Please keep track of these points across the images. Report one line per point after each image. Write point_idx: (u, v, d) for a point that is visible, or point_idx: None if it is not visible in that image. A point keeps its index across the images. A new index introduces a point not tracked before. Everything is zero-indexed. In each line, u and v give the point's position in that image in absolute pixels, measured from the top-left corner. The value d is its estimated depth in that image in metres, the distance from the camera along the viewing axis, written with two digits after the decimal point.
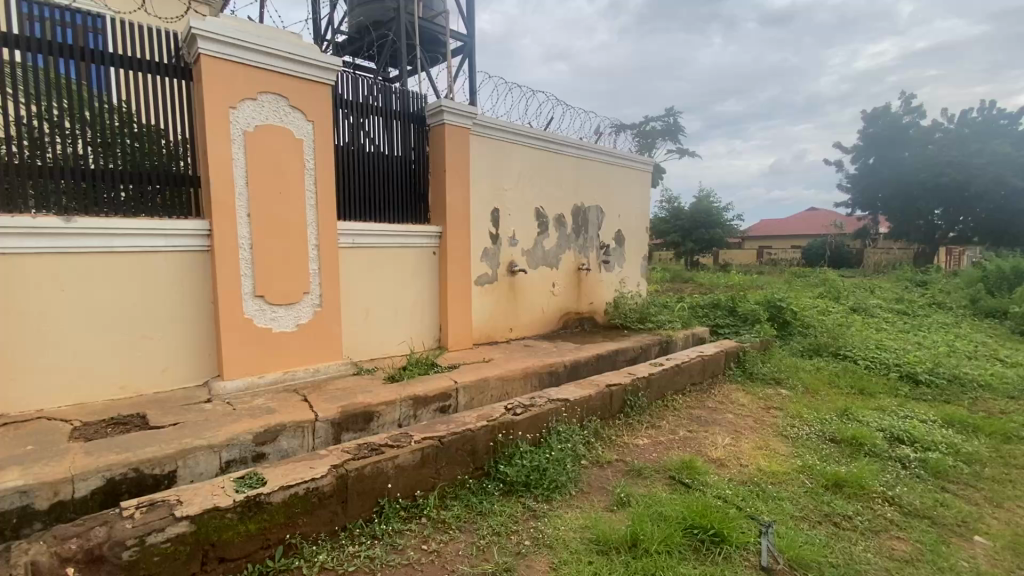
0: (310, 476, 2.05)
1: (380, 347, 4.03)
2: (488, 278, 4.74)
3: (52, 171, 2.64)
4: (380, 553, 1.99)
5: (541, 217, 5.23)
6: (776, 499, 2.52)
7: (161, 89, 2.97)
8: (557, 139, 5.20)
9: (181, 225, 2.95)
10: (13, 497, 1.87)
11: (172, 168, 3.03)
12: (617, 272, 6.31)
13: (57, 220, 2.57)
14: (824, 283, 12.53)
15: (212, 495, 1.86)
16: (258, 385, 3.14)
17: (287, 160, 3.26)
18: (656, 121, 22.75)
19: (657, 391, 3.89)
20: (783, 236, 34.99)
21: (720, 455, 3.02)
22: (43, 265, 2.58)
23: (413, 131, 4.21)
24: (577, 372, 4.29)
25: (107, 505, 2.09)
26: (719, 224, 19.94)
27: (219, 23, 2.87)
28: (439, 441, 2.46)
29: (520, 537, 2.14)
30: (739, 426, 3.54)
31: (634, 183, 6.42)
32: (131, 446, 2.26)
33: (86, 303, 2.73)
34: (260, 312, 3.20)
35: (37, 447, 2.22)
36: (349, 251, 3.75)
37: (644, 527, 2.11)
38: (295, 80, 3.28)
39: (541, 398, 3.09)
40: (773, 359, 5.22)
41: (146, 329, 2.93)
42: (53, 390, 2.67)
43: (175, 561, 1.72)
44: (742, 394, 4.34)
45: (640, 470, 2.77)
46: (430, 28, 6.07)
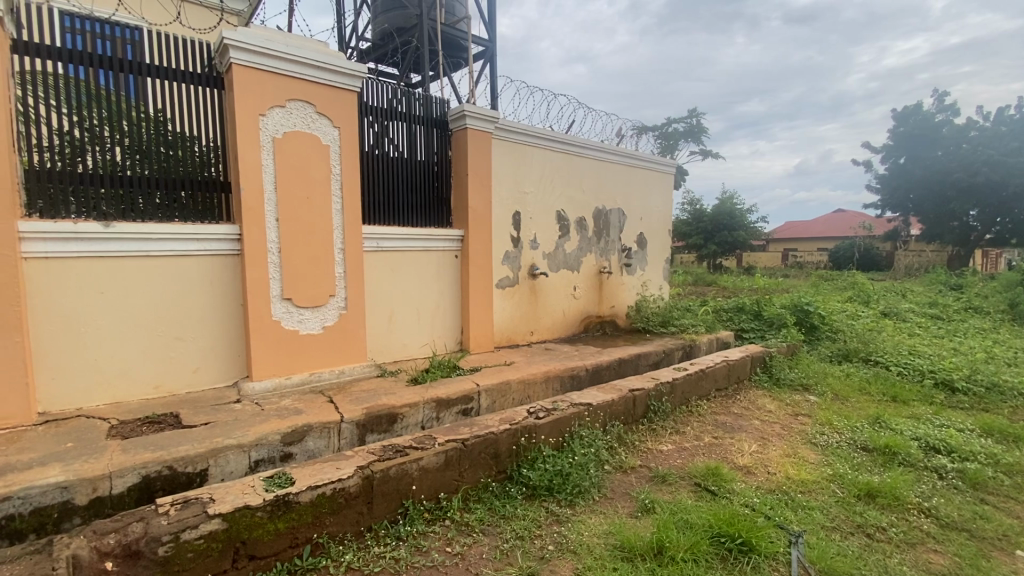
0: (337, 476, 2.08)
1: (402, 349, 4.08)
2: (509, 281, 4.74)
3: (91, 178, 2.74)
4: (405, 555, 2.01)
5: (561, 219, 5.22)
6: (806, 508, 2.46)
7: (194, 98, 3.05)
8: (578, 142, 5.19)
9: (213, 230, 3.03)
10: (55, 492, 1.96)
11: (203, 174, 3.11)
12: (639, 275, 6.25)
13: (96, 225, 2.67)
14: (854, 286, 12.19)
15: (242, 494, 1.90)
16: (286, 385, 3.21)
17: (314, 166, 3.32)
18: (678, 121, 22.46)
19: (681, 396, 3.83)
20: (809, 238, 34.21)
21: (746, 463, 2.96)
22: (83, 269, 2.69)
23: (436, 136, 4.25)
24: (599, 376, 4.26)
25: (142, 502, 2.16)
26: (742, 226, 19.67)
27: (250, 33, 2.95)
28: (462, 443, 2.47)
29: (543, 542, 2.13)
30: (765, 433, 3.46)
31: (656, 185, 6.34)
32: (166, 444, 2.33)
33: (123, 305, 2.83)
34: (287, 314, 3.26)
35: (76, 444, 2.30)
36: (373, 254, 3.81)
37: (670, 533, 2.08)
38: (322, 87, 3.35)
39: (564, 403, 3.07)
40: (801, 365, 5.09)
41: (179, 331, 3.02)
42: (92, 389, 2.77)
43: (208, 558, 1.77)
44: (769, 400, 4.25)
45: (665, 476, 2.73)
46: (452, 33, 6.13)
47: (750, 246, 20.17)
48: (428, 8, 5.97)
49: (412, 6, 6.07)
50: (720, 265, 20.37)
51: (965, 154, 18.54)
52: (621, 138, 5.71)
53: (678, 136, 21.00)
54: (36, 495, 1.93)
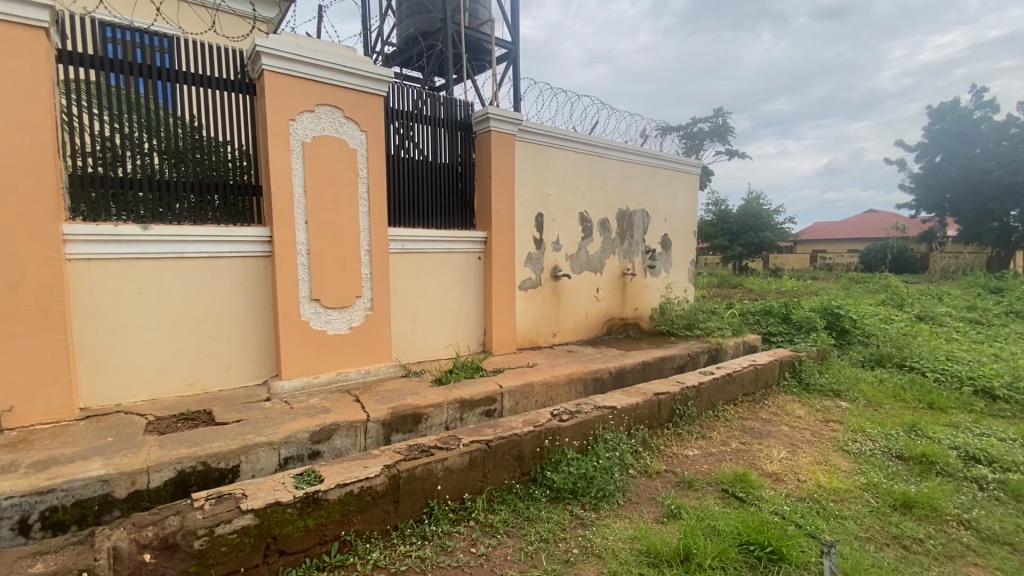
0: (364, 475, 2.11)
1: (426, 350, 4.11)
2: (532, 282, 4.74)
3: (130, 183, 2.85)
4: (431, 554, 2.03)
5: (585, 221, 5.19)
6: (839, 518, 2.39)
7: (227, 104, 3.14)
8: (602, 143, 5.16)
9: (245, 232, 3.11)
10: (96, 485, 2.04)
11: (235, 178, 3.20)
12: (663, 277, 6.18)
13: (135, 227, 2.78)
14: (887, 289, 11.80)
15: (274, 491, 1.95)
16: (314, 384, 3.27)
17: (341, 169, 3.38)
18: (704, 121, 22.11)
19: (707, 401, 3.77)
20: (840, 240, 33.29)
21: (776, 469, 2.90)
22: (123, 270, 2.80)
23: (459, 138, 4.28)
24: (623, 380, 4.22)
25: (177, 496, 2.23)
26: (769, 228, 19.30)
27: (281, 40, 3.03)
28: (487, 445, 2.48)
29: (568, 545, 2.12)
30: (795, 440, 3.39)
31: (681, 186, 6.26)
32: (199, 440, 2.40)
33: (159, 305, 2.93)
34: (316, 315, 3.32)
35: (116, 439, 2.39)
36: (398, 255, 3.86)
37: (697, 539, 2.05)
38: (349, 92, 3.40)
39: (588, 405, 3.05)
40: (832, 369, 4.96)
41: (212, 330, 3.10)
42: (130, 386, 2.88)
43: (240, 552, 1.81)
44: (798, 405, 4.15)
45: (691, 481, 2.70)
46: (475, 36, 6.17)
47: (778, 247, 19.74)
48: (452, 12, 6.03)
49: (436, 10, 6.14)
50: (746, 267, 20.02)
51: (1006, 151, 17.78)
52: (645, 138, 5.66)
53: (703, 136, 20.68)
54: (79, 488, 2.02)
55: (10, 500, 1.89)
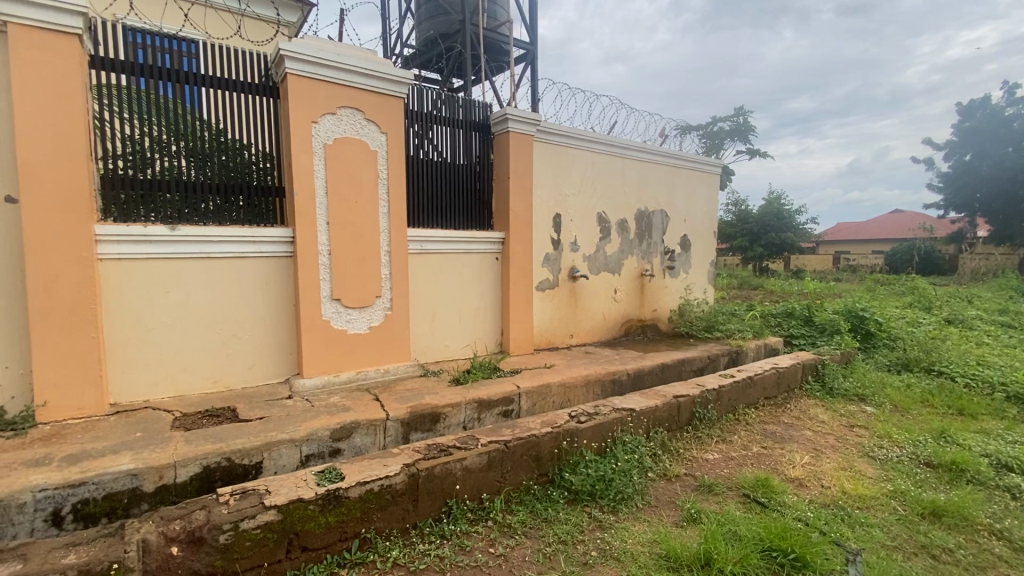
0: (384, 473, 2.13)
1: (444, 350, 4.14)
2: (549, 283, 4.73)
3: (158, 184, 2.92)
4: (450, 553, 2.04)
5: (603, 222, 5.16)
6: (864, 526, 2.33)
7: (251, 107, 3.20)
8: (620, 143, 5.13)
9: (268, 233, 3.17)
10: (125, 478, 2.10)
11: (259, 180, 3.26)
12: (682, 278, 6.11)
13: (163, 227, 2.85)
14: (914, 291, 11.50)
15: (296, 488, 1.98)
16: (334, 383, 3.32)
17: (362, 170, 3.42)
18: (724, 121, 21.82)
19: (728, 404, 3.72)
20: (864, 240, 32.54)
21: (798, 475, 2.84)
22: (151, 269, 2.87)
23: (477, 139, 4.30)
24: (641, 382, 4.19)
25: (203, 491, 2.28)
26: (791, 228, 18.97)
27: (304, 44, 3.08)
28: (505, 445, 2.49)
29: (587, 547, 2.12)
30: (818, 445, 3.32)
31: (701, 185, 6.19)
32: (224, 437, 2.45)
33: (185, 304, 3.00)
34: (336, 314, 3.37)
35: (144, 434, 2.46)
36: (417, 256, 3.89)
37: (718, 544, 2.02)
38: (369, 95, 3.44)
39: (606, 407, 3.04)
40: (857, 373, 4.85)
41: (236, 329, 3.16)
42: (157, 382, 2.95)
43: (264, 547, 1.84)
44: (822, 410, 4.07)
45: (711, 485, 2.66)
46: (494, 37, 6.19)
47: (800, 248, 19.39)
48: (471, 14, 6.05)
49: (455, 12, 6.18)
50: (767, 267, 19.71)
51: None
52: (664, 138, 5.60)
53: (723, 136, 20.40)
54: (109, 481, 2.08)
55: (44, 492, 1.96)
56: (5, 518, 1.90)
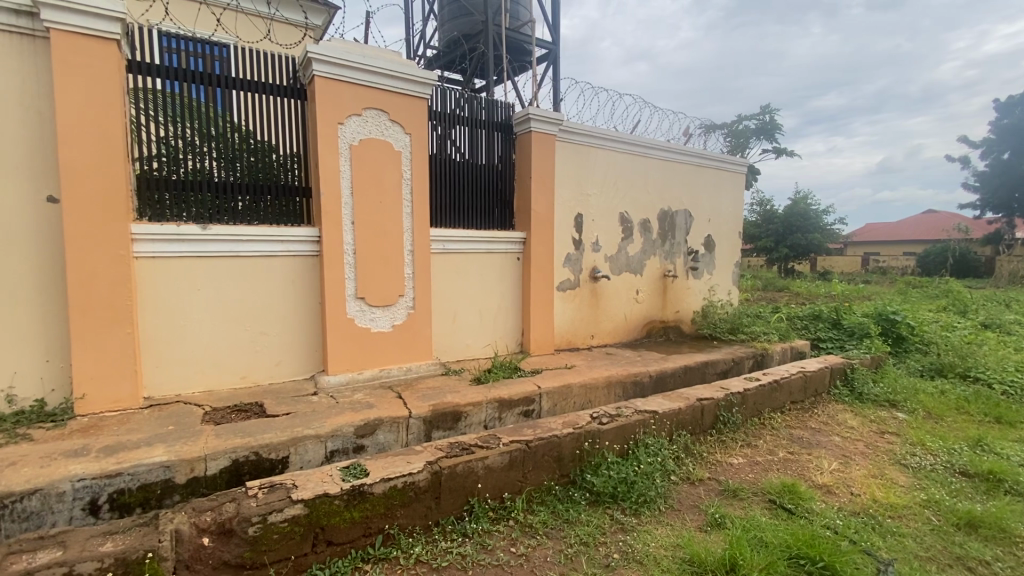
0: (408, 470, 2.15)
1: (465, 349, 4.16)
2: (571, 283, 4.71)
3: (190, 185, 3.01)
4: (471, 552, 2.05)
5: (625, 222, 5.12)
6: (896, 535, 2.27)
7: (279, 109, 3.26)
8: (643, 143, 5.08)
9: (295, 232, 3.23)
10: (158, 470, 2.17)
11: (285, 180, 3.32)
12: (706, 279, 6.02)
13: (195, 227, 2.93)
14: (949, 294, 11.12)
15: (322, 483, 2.01)
16: (358, 380, 3.36)
17: (386, 170, 3.46)
18: (749, 120, 21.42)
19: (753, 408, 3.65)
20: (896, 241, 31.55)
21: (827, 481, 2.77)
22: (184, 268, 2.96)
23: (499, 139, 4.31)
24: (663, 384, 4.14)
25: (231, 484, 2.34)
26: (818, 228, 18.56)
27: (331, 47, 3.13)
28: (527, 445, 2.49)
29: (609, 549, 2.10)
30: (847, 451, 3.24)
31: (726, 185, 6.08)
32: (252, 431, 2.50)
33: (216, 301, 3.08)
34: (361, 313, 3.42)
35: (176, 427, 2.53)
36: (439, 255, 3.92)
37: (744, 550, 1.99)
38: (394, 95, 3.48)
39: (628, 409, 3.01)
40: (888, 378, 4.70)
41: (263, 326, 3.23)
42: (188, 378, 3.03)
43: (291, 540, 1.88)
44: (851, 415, 3.96)
45: (736, 490, 2.62)
46: (516, 38, 6.19)
47: (827, 249, 18.92)
48: (494, 14, 6.07)
49: (478, 13, 6.20)
50: (793, 268, 19.29)
51: None
52: (688, 137, 5.52)
53: (749, 134, 20.02)
54: (143, 472, 2.15)
55: (82, 482, 2.04)
56: (45, 505, 1.98)
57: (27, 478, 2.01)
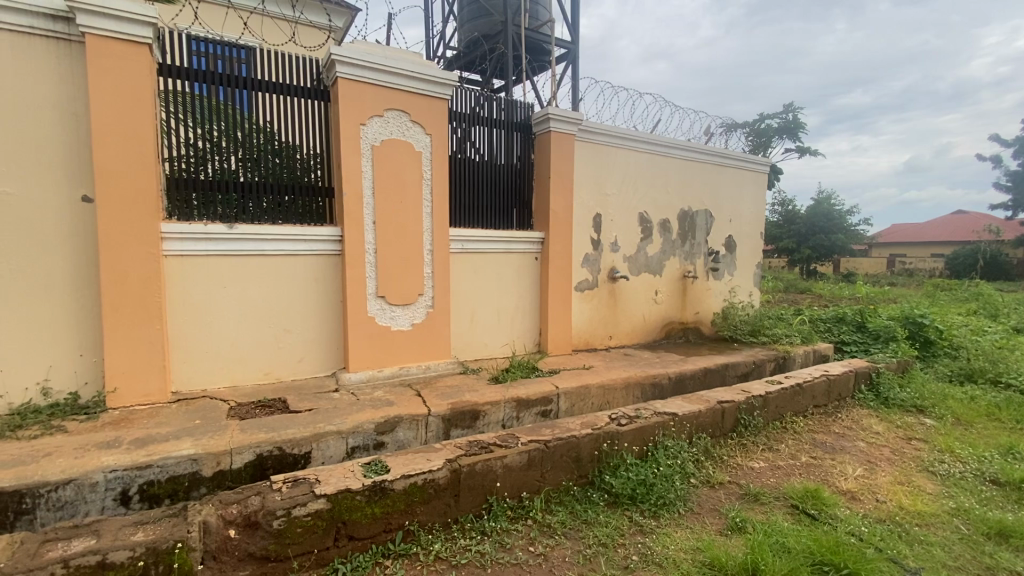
0: (428, 468, 2.17)
1: (483, 349, 4.18)
2: (589, 284, 4.70)
3: (216, 185, 3.08)
4: (490, 550, 2.06)
5: (644, 222, 5.08)
6: (924, 544, 2.22)
7: (302, 110, 3.31)
8: (663, 142, 5.03)
9: (318, 232, 3.28)
10: (186, 463, 2.22)
11: (308, 180, 3.37)
12: (726, 280, 5.95)
13: (222, 226, 2.99)
14: (980, 297, 10.80)
15: (344, 478, 2.05)
16: (378, 377, 3.41)
17: (407, 171, 3.49)
18: (772, 119, 21.04)
19: (775, 412, 3.60)
20: (924, 242, 30.70)
21: (851, 488, 2.72)
22: (211, 266, 3.03)
23: (518, 139, 4.31)
24: (682, 386, 4.11)
25: (255, 478, 2.39)
26: (841, 229, 18.22)
27: (354, 48, 3.17)
28: (545, 445, 2.49)
29: (627, 551, 2.10)
30: (872, 457, 3.17)
31: (748, 185, 6.00)
32: (276, 426, 2.55)
33: (241, 299, 3.14)
34: (381, 311, 3.46)
35: (203, 422, 2.59)
36: (458, 255, 3.95)
37: (766, 555, 1.96)
38: (415, 96, 3.51)
39: (647, 411, 2.99)
40: (915, 383, 4.58)
41: (287, 324, 3.29)
42: (214, 373, 3.10)
43: (315, 534, 1.91)
44: (876, 421, 3.87)
45: (757, 495, 2.58)
46: (535, 37, 6.19)
47: (851, 250, 18.53)
48: (513, 14, 6.08)
49: (497, 13, 6.22)
50: (815, 270, 18.91)
51: None
52: (709, 137, 5.46)
53: (772, 133, 19.67)
54: (172, 465, 2.21)
55: (114, 473, 2.11)
56: (79, 495, 2.05)
57: (62, 468, 2.08)
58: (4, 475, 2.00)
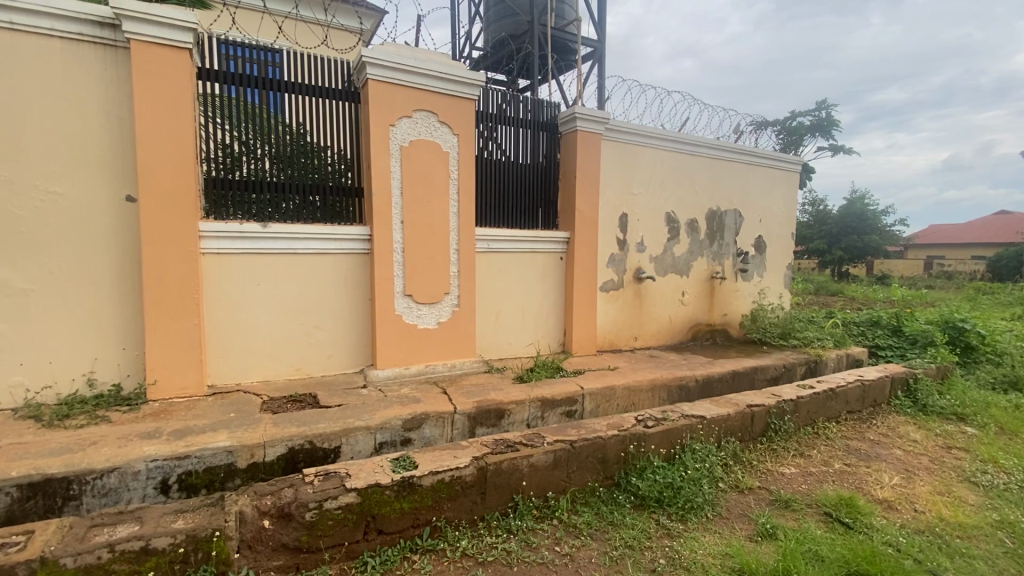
0: (455, 465, 2.20)
1: (508, 348, 4.19)
2: (614, 284, 4.66)
3: (250, 185, 3.16)
4: (517, 548, 2.07)
5: (671, 222, 5.02)
6: (965, 556, 2.14)
7: (333, 111, 3.37)
8: (691, 141, 4.96)
9: (349, 231, 3.35)
10: (222, 454, 2.30)
11: (339, 180, 3.44)
12: (755, 281, 5.83)
13: (256, 225, 3.08)
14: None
15: (374, 473, 2.08)
16: (405, 375, 3.46)
17: (434, 171, 3.53)
18: (804, 116, 20.45)
19: (807, 417, 3.51)
20: (964, 244, 29.47)
21: (887, 496, 2.64)
22: (245, 264, 3.12)
23: (544, 139, 4.31)
24: (709, 389, 4.04)
25: (287, 471, 2.45)
26: (875, 230, 17.65)
27: (384, 50, 3.22)
28: (571, 445, 2.49)
29: (655, 554, 2.08)
30: (909, 466, 3.06)
31: (779, 184, 5.86)
32: (307, 421, 2.61)
33: (274, 296, 3.22)
34: (408, 309, 3.51)
35: (237, 415, 2.67)
36: (484, 254, 3.98)
37: (798, 563, 1.92)
38: (443, 97, 3.54)
39: (674, 413, 2.95)
40: (955, 390, 4.41)
41: (317, 321, 3.36)
42: (248, 368, 3.19)
43: (345, 527, 1.95)
44: (913, 428, 3.74)
45: (788, 501, 2.53)
46: (561, 36, 6.18)
47: (886, 251, 17.91)
48: (540, 14, 6.09)
49: (523, 13, 6.24)
50: (847, 272, 18.33)
51: None
52: (739, 135, 5.36)
53: (803, 130, 19.15)
54: (208, 456, 2.28)
55: (155, 462, 2.19)
56: (122, 483, 2.14)
57: (107, 456, 2.17)
58: (54, 462, 2.10)
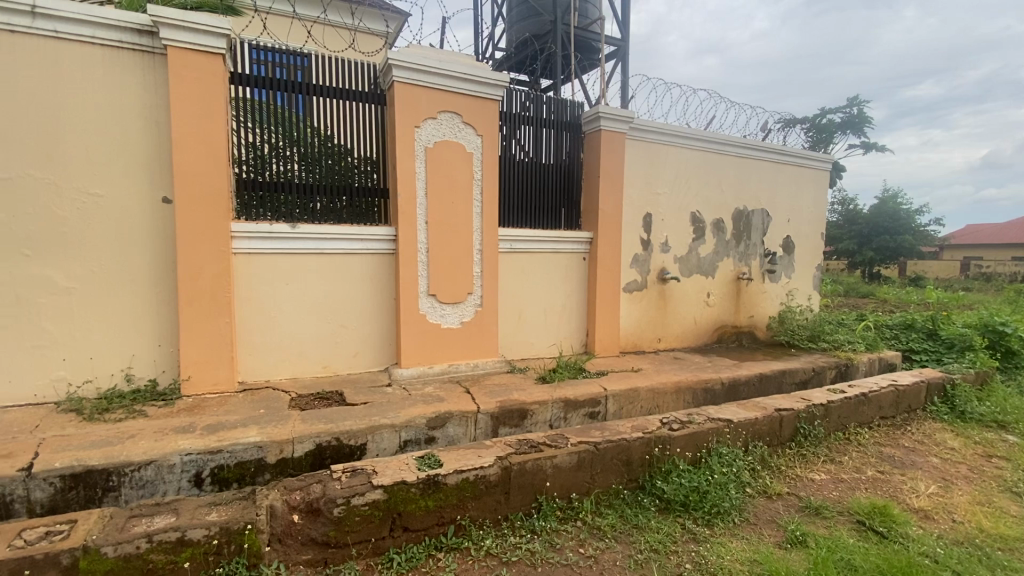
0: (479, 464, 2.21)
1: (530, 349, 4.19)
2: (638, 285, 4.62)
3: (279, 186, 3.23)
4: (540, 549, 2.07)
5: (697, 221, 4.95)
6: (1008, 569, 2.05)
7: (359, 113, 3.43)
8: (717, 139, 4.89)
9: (374, 231, 3.39)
10: (252, 449, 2.35)
11: (365, 181, 3.49)
12: (783, 282, 5.70)
13: (285, 226, 3.15)
14: None
15: (400, 470, 2.11)
16: (429, 374, 3.49)
17: (458, 172, 3.55)
18: (835, 113, 19.88)
19: (837, 422, 3.42)
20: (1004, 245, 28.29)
21: (923, 506, 2.55)
22: (274, 264, 3.19)
23: (567, 138, 4.30)
24: (735, 392, 3.97)
25: (315, 467, 2.50)
26: (910, 230, 17.06)
27: (409, 53, 3.25)
28: (595, 446, 2.47)
29: (680, 559, 2.06)
30: (947, 474, 2.96)
31: (808, 182, 5.72)
32: (334, 418, 2.66)
33: (302, 295, 3.29)
34: (432, 309, 3.54)
35: (267, 411, 2.74)
36: (507, 255, 3.99)
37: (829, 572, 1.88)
38: (466, 97, 3.56)
39: (700, 416, 2.91)
40: (996, 396, 4.24)
41: (343, 320, 3.42)
42: (277, 365, 3.27)
43: (371, 523, 1.98)
44: (951, 435, 3.61)
45: (818, 508, 2.47)
46: (584, 36, 6.16)
47: (921, 252, 17.30)
48: (563, 13, 6.07)
49: (546, 13, 6.24)
50: (879, 273, 17.77)
51: None
52: (767, 133, 5.25)
53: (833, 128, 18.64)
54: (240, 451, 2.34)
55: (189, 456, 2.26)
56: (158, 475, 2.21)
57: (144, 449, 2.25)
58: (94, 454, 2.18)
